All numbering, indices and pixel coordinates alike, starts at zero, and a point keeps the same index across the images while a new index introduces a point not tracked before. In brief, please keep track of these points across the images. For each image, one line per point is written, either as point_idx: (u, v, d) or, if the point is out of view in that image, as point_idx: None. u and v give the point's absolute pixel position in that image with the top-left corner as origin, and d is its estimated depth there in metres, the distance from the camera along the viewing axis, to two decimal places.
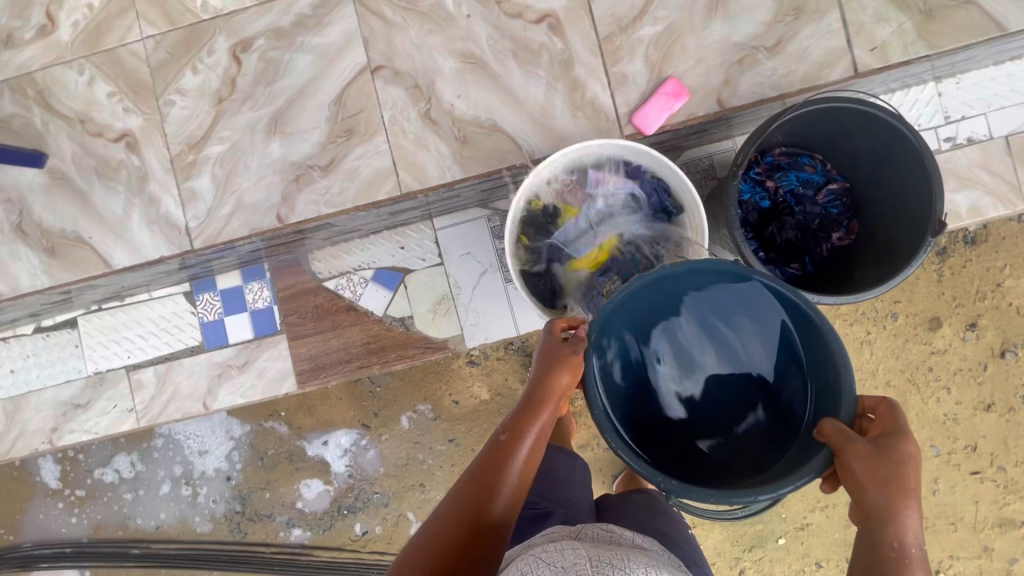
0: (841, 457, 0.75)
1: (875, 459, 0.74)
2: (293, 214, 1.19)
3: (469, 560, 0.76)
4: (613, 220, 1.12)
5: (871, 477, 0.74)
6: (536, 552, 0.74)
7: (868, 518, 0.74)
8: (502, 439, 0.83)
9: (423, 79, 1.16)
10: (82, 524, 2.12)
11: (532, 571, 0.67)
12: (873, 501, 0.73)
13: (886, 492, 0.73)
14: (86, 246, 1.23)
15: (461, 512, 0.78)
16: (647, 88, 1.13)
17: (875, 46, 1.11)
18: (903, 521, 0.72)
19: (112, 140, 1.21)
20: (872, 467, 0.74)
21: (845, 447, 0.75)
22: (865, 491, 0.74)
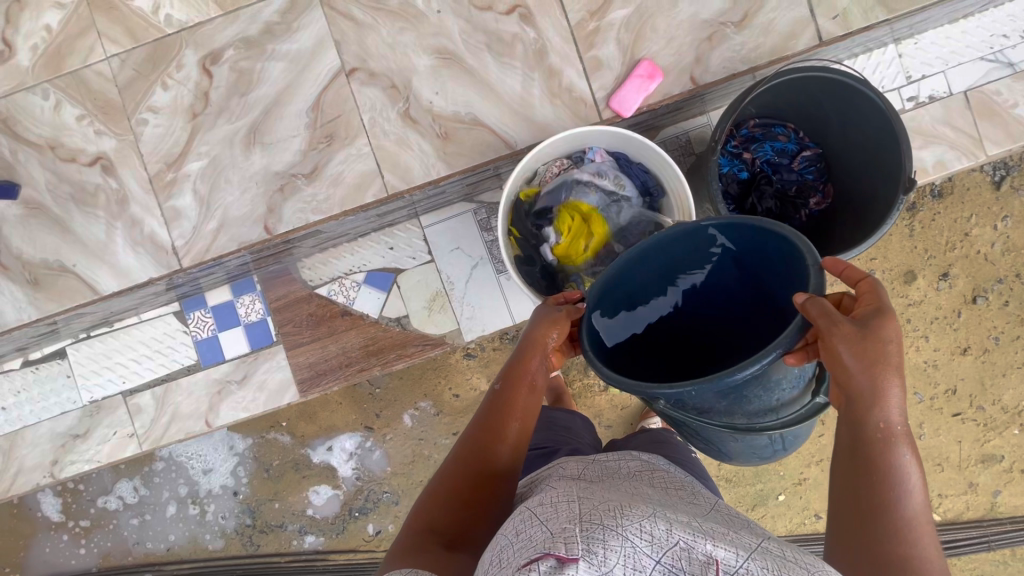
0: (828, 340, 0.71)
1: (861, 339, 0.70)
2: (280, 224, 1.18)
3: (481, 506, 0.79)
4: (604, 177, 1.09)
5: (856, 358, 0.70)
6: (532, 507, 0.68)
7: (854, 404, 0.71)
8: (500, 389, 0.87)
9: (399, 79, 1.16)
10: (90, 553, 2.10)
11: (525, 530, 0.63)
12: (859, 386, 0.70)
13: (873, 374, 0.70)
14: (71, 274, 1.21)
15: (464, 459, 0.82)
16: (621, 71, 1.15)
17: (837, 14, 1.14)
18: (888, 400, 0.70)
19: (86, 163, 1.19)
20: (857, 349, 0.70)
21: (831, 331, 0.70)
22: (852, 376, 0.70)
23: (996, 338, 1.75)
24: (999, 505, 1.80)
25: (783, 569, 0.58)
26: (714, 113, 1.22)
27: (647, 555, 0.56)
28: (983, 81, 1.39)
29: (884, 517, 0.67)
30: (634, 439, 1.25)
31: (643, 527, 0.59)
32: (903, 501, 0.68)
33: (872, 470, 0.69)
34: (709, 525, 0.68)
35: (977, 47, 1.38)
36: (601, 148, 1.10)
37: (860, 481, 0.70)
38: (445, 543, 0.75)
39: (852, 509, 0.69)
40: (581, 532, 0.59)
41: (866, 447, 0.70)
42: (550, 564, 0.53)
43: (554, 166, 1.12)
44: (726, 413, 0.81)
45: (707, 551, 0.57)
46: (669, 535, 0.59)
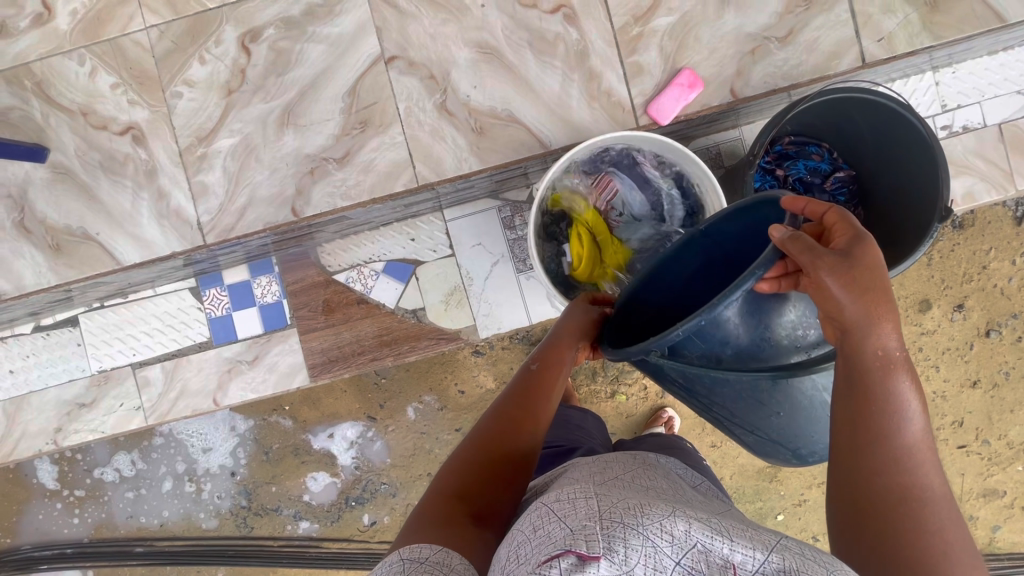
0: (812, 271, 0.66)
1: (847, 269, 0.66)
2: (308, 208, 1.17)
3: (508, 473, 0.78)
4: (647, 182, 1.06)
5: (842, 286, 0.66)
6: (547, 501, 0.66)
7: (847, 338, 0.66)
8: (533, 368, 0.91)
9: (438, 70, 1.15)
10: (83, 524, 2.10)
11: (542, 526, 0.60)
12: (850, 317, 0.66)
13: (862, 302, 0.65)
14: (93, 242, 1.20)
15: (490, 436, 0.82)
16: (662, 78, 1.14)
17: (882, 37, 1.13)
18: (884, 330, 0.65)
19: (117, 133, 1.18)
20: (842, 275, 0.65)
21: (813, 260, 0.66)
22: (842, 309, 0.66)
23: (1006, 373, 1.76)
24: (997, 540, 1.81)
25: (805, 567, 0.54)
26: (749, 126, 1.22)
27: (667, 556, 0.53)
28: (1017, 115, 1.38)
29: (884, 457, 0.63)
30: (641, 442, 1.25)
31: (664, 527, 0.57)
32: (901, 433, 0.64)
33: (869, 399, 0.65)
34: (726, 521, 0.65)
35: (1015, 80, 1.38)
36: (649, 153, 1.05)
37: (856, 420, 0.65)
38: (474, 514, 0.72)
39: (851, 452, 0.65)
40: (601, 529, 0.56)
41: (863, 385, 0.65)
42: (570, 562, 0.51)
43: (597, 167, 1.07)
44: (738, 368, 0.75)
45: (724, 554, 0.54)
46: (688, 537, 0.56)
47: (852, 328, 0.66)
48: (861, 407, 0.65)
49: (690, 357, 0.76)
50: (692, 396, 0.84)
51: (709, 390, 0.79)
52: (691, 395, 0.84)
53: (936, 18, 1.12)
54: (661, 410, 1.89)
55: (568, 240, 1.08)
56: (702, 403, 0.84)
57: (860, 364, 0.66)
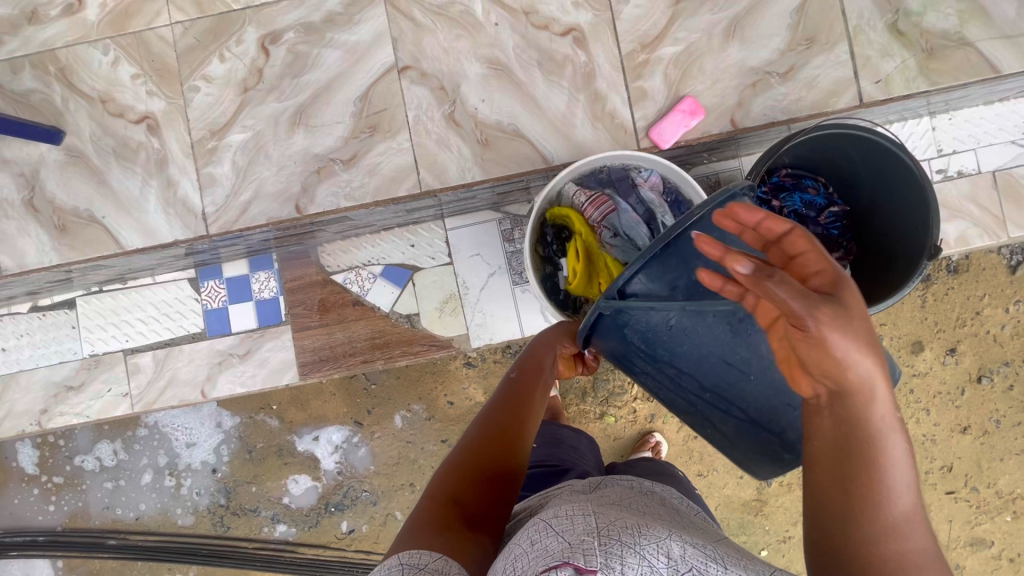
0: (797, 322, 0.58)
1: (848, 318, 0.57)
2: (311, 205, 1.20)
3: (502, 471, 0.82)
4: (647, 204, 1.06)
5: (836, 340, 0.57)
6: (547, 516, 0.69)
7: (843, 398, 0.60)
8: (513, 376, 0.98)
9: (448, 82, 1.19)
10: (58, 512, 2.07)
11: (539, 540, 0.63)
12: (847, 376, 0.59)
13: (859, 359, 0.58)
14: (98, 225, 1.22)
15: (483, 440, 0.85)
16: (665, 104, 1.17)
17: (880, 79, 1.16)
18: (876, 395, 0.59)
19: (133, 121, 1.21)
20: (832, 326, 0.57)
21: (796, 308, 0.58)
22: (838, 367, 0.58)
23: (997, 420, 1.77)
24: None
25: None
26: (748, 157, 1.26)
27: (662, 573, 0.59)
28: (1011, 164, 1.41)
29: (878, 537, 0.59)
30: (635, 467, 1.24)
31: (661, 549, 0.62)
32: (895, 510, 0.59)
33: (863, 465, 0.59)
34: (721, 548, 0.70)
35: (1009, 130, 1.42)
36: (652, 175, 1.07)
37: (847, 501, 0.60)
38: (465, 516, 0.73)
39: (844, 535, 0.60)
40: (598, 545, 0.60)
41: (858, 453, 0.59)
42: (570, 573, 0.55)
43: (599, 182, 1.09)
44: (696, 328, 0.83)
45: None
46: (684, 559, 0.62)
47: (842, 394, 0.60)
48: (852, 471, 0.60)
49: (654, 314, 0.84)
50: (659, 366, 0.89)
51: (670, 354, 0.86)
52: (659, 366, 0.89)
53: (932, 64, 1.16)
54: (649, 435, 1.90)
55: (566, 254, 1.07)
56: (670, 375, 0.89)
57: (853, 437, 0.60)
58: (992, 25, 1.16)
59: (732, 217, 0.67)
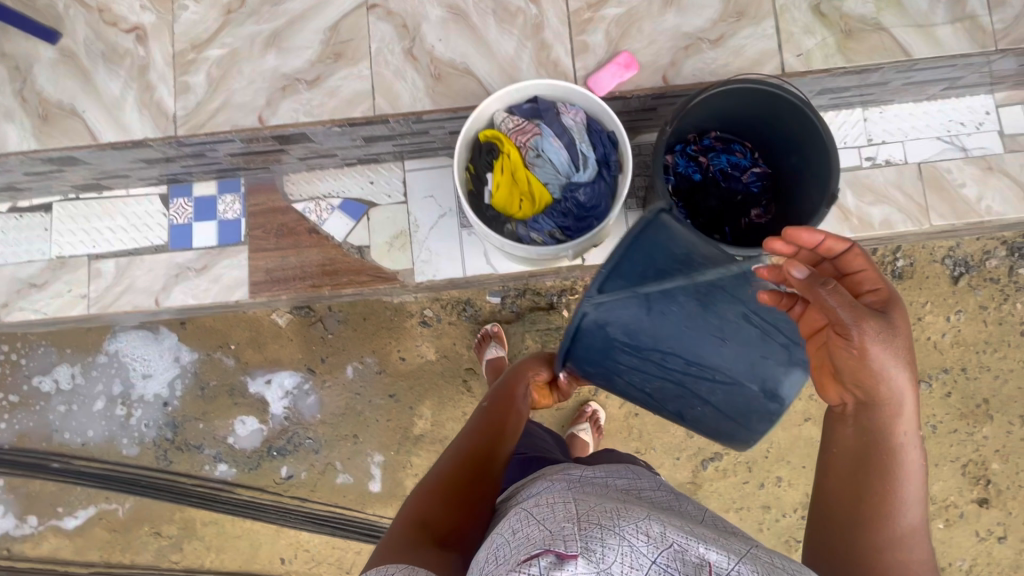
0: (855, 338, 0.74)
1: (891, 339, 0.74)
2: (273, 118, 1.30)
3: (478, 484, 0.92)
4: (569, 132, 1.13)
5: (882, 360, 0.74)
6: (533, 507, 0.73)
7: (872, 412, 0.77)
8: (486, 406, 1.11)
9: (411, 21, 1.31)
10: (8, 430, 2.10)
11: (522, 530, 0.67)
12: (881, 394, 0.76)
13: (896, 382, 0.75)
14: (78, 119, 1.32)
15: (464, 458, 0.96)
16: (603, 58, 1.29)
17: (801, 53, 1.27)
18: (902, 411, 0.76)
19: (125, 30, 1.34)
20: (882, 344, 0.74)
21: (855, 324, 0.74)
22: (875, 384, 0.75)
23: (933, 426, 1.90)
24: None
25: (768, 570, 0.62)
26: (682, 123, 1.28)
27: (645, 555, 0.59)
28: (936, 158, 1.51)
29: (886, 540, 0.74)
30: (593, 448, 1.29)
31: (639, 529, 0.63)
32: (904, 514, 0.75)
33: (879, 474, 0.76)
34: (697, 527, 0.71)
35: (935, 127, 1.52)
36: (576, 105, 1.14)
37: (860, 502, 0.76)
38: (435, 539, 0.80)
39: (857, 533, 0.75)
40: (579, 531, 0.62)
41: (876, 462, 0.76)
42: (550, 560, 0.57)
43: (526, 111, 1.15)
44: (668, 313, 0.84)
45: (701, 553, 0.60)
46: (664, 537, 0.62)
47: (868, 405, 0.77)
48: (868, 478, 0.76)
49: (627, 307, 0.83)
50: (644, 356, 0.86)
51: (655, 341, 0.84)
52: (643, 358, 0.87)
53: (849, 44, 1.27)
54: (587, 405, 1.96)
55: (491, 170, 1.15)
56: (656, 361, 0.86)
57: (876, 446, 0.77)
58: (905, 15, 1.28)
59: (794, 241, 0.80)
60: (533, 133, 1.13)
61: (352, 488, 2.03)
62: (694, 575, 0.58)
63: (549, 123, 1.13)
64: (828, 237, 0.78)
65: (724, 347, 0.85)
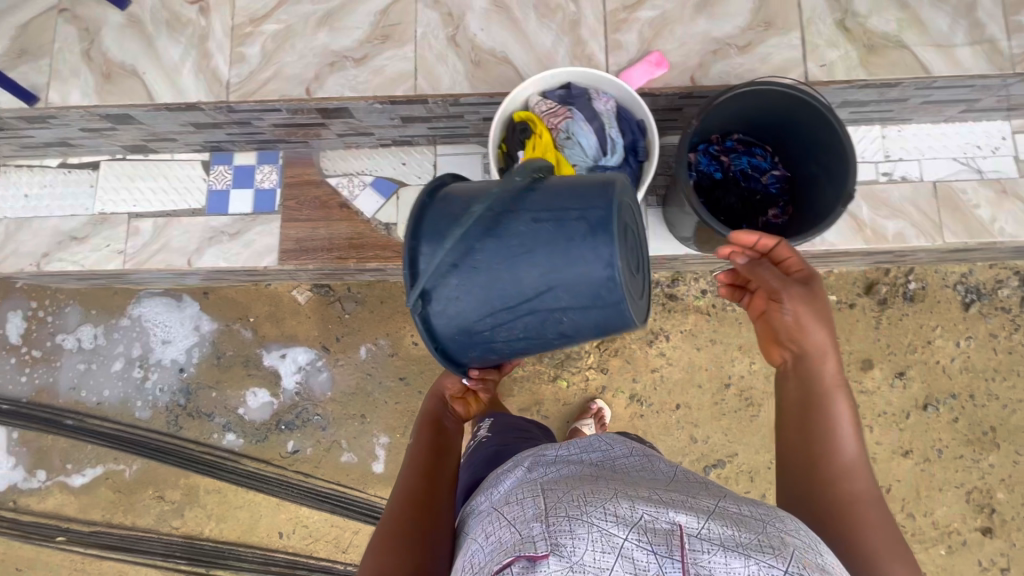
0: (781, 296, 0.98)
1: (810, 300, 0.97)
2: (320, 91, 1.38)
3: (426, 506, 0.98)
4: (599, 117, 1.19)
5: (803, 312, 0.96)
6: (508, 511, 0.77)
7: (805, 359, 0.95)
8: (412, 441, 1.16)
9: (456, 10, 1.39)
10: (28, 384, 2.16)
11: (497, 536, 0.72)
12: (808, 341, 0.95)
13: (818, 331, 0.95)
14: (138, 79, 1.41)
15: (408, 495, 1.01)
16: (635, 56, 1.36)
17: (824, 64, 1.34)
18: (827, 359, 0.94)
19: (189, 2, 1.43)
20: (800, 300, 0.96)
21: (780, 287, 0.98)
22: (801, 332, 0.95)
23: (939, 450, 1.90)
24: None
25: (742, 525, 0.67)
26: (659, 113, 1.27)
27: (616, 533, 0.64)
28: (951, 177, 1.55)
29: (832, 464, 0.84)
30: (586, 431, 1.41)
31: (608, 512, 0.67)
32: (845, 444, 0.86)
33: (816, 407, 0.90)
34: (670, 493, 0.77)
35: (952, 149, 1.56)
36: (608, 93, 1.21)
37: (804, 435, 0.89)
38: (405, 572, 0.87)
39: (806, 458, 0.87)
40: (548, 526, 0.67)
41: (813, 400, 0.91)
42: (522, 563, 0.62)
43: (559, 96, 1.22)
44: (482, 267, 0.82)
45: (671, 520, 0.66)
46: (632, 516, 0.67)
47: (802, 358, 0.96)
48: (808, 414, 0.90)
49: (451, 291, 0.84)
50: (502, 308, 0.83)
51: (492, 294, 0.82)
52: (500, 309, 0.83)
53: (871, 58, 1.33)
54: (592, 402, 2.00)
55: (524, 149, 1.20)
56: (509, 306, 0.82)
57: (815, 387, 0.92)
58: (927, 35, 1.34)
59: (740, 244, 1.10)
60: (564, 116, 1.18)
61: (355, 468, 2.05)
62: (666, 543, 0.63)
63: (583, 107, 1.19)
64: (762, 235, 1.01)
65: (537, 255, 0.80)
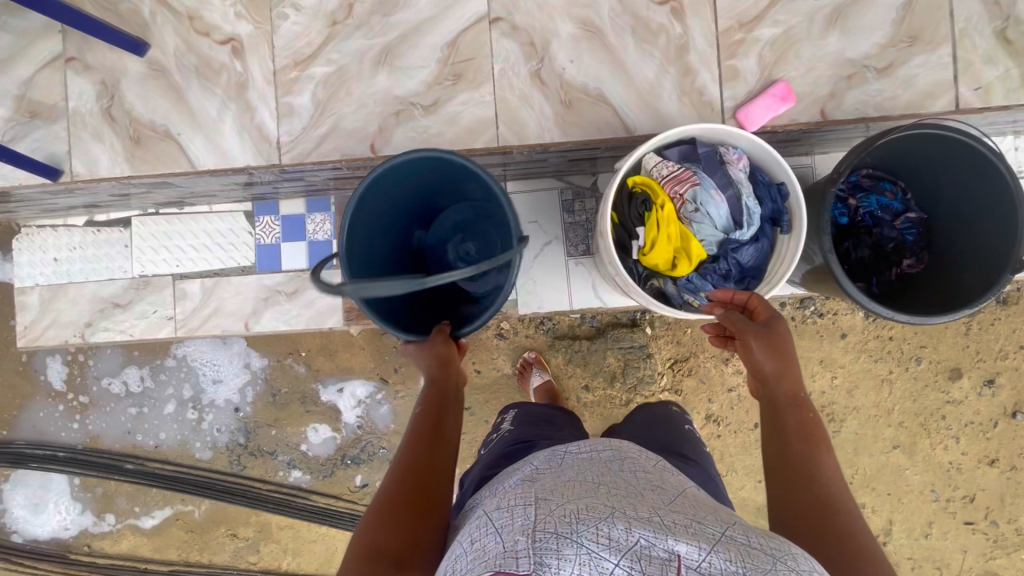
0: (743, 338, 0.87)
1: (772, 337, 0.85)
2: (387, 147, 1.19)
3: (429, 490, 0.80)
4: (730, 182, 1.01)
5: (768, 351, 0.85)
6: (495, 514, 0.67)
7: (787, 394, 0.83)
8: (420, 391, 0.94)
9: (538, 38, 1.17)
10: (81, 430, 2.10)
11: (481, 542, 0.62)
12: (771, 372, 0.84)
13: (778, 360, 0.84)
14: (172, 142, 1.21)
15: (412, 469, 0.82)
16: (755, 87, 1.15)
17: (980, 86, 1.13)
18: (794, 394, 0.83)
19: (218, 42, 1.21)
20: (763, 341, 0.85)
21: (740, 330, 0.88)
22: (765, 365, 0.84)
23: None
24: None
25: (748, 558, 0.54)
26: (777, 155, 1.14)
27: (604, 559, 0.54)
28: None
29: (828, 509, 0.70)
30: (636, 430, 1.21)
31: (598, 532, 0.56)
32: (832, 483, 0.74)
33: (797, 452, 0.77)
34: (675, 508, 0.65)
35: None
36: (741, 152, 1.02)
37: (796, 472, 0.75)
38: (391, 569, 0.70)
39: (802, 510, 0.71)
40: (530, 543, 0.57)
41: (789, 445, 0.78)
42: None
43: (682, 158, 1.04)
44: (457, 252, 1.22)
45: (668, 546, 0.54)
46: (626, 538, 0.55)
47: (773, 403, 0.83)
48: (786, 459, 0.77)
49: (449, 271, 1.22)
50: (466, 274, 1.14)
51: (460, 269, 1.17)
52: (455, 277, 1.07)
53: None
54: None
55: (643, 223, 1.03)
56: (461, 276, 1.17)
57: (784, 425, 0.80)
58: None
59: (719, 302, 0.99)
60: (690, 182, 1.00)
61: None
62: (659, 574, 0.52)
63: (713, 173, 1.02)
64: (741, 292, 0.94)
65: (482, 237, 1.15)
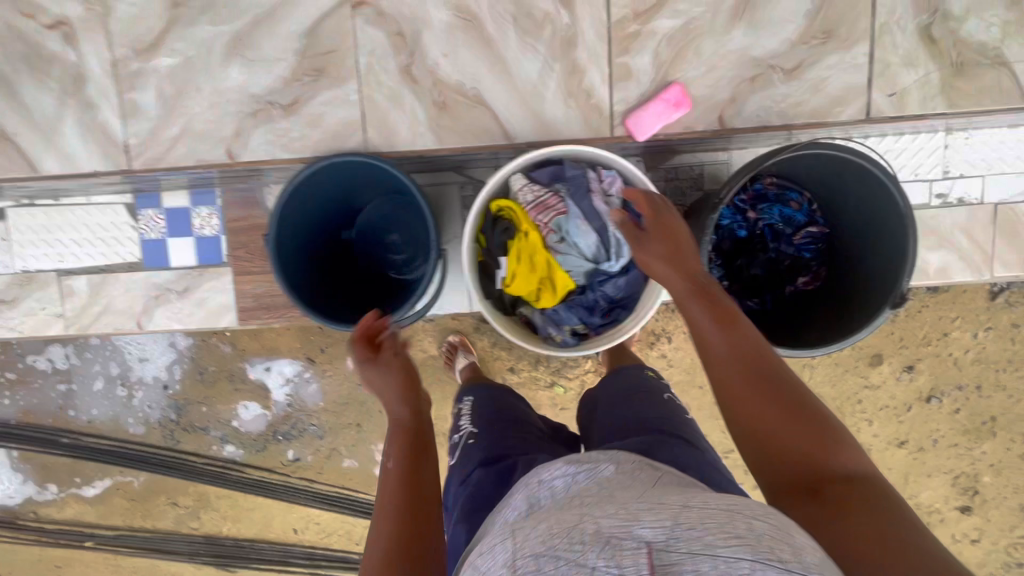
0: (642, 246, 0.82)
1: (668, 238, 0.82)
2: (245, 152, 1.08)
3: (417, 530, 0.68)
4: (597, 212, 0.94)
5: (668, 252, 0.80)
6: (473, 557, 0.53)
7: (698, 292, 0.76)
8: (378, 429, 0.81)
9: (408, 27, 1.03)
10: (12, 406, 1.93)
11: None
12: (676, 277, 0.78)
13: (677, 257, 0.80)
14: (11, 144, 1.10)
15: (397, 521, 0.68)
16: (648, 89, 1.04)
17: (895, 92, 1.02)
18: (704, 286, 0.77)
19: (46, 26, 1.06)
20: (661, 240, 0.82)
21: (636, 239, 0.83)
22: (670, 271, 0.79)
23: None
24: None
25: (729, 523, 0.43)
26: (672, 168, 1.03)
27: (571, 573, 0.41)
28: None
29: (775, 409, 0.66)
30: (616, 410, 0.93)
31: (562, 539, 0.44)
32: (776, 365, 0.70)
33: (726, 352, 0.71)
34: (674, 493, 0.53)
35: None
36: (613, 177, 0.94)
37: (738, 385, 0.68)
38: None
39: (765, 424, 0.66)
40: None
41: (721, 349, 0.71)
42: None
43: (550, 181, 0.96)
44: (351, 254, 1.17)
45: (636, 532, 0.43)
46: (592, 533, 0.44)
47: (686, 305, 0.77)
48: (733, 362, 0.69)
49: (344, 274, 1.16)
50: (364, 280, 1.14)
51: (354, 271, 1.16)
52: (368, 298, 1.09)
53: (957, 83, 1.02)
54: None
55: (506, 253, 0.97)
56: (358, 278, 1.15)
57: (696, 318, 0.74)
58: None
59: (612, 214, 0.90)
60: (553, 214, 0.93)
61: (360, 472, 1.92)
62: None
63: (581, 202, 0.94)
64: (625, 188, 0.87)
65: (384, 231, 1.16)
